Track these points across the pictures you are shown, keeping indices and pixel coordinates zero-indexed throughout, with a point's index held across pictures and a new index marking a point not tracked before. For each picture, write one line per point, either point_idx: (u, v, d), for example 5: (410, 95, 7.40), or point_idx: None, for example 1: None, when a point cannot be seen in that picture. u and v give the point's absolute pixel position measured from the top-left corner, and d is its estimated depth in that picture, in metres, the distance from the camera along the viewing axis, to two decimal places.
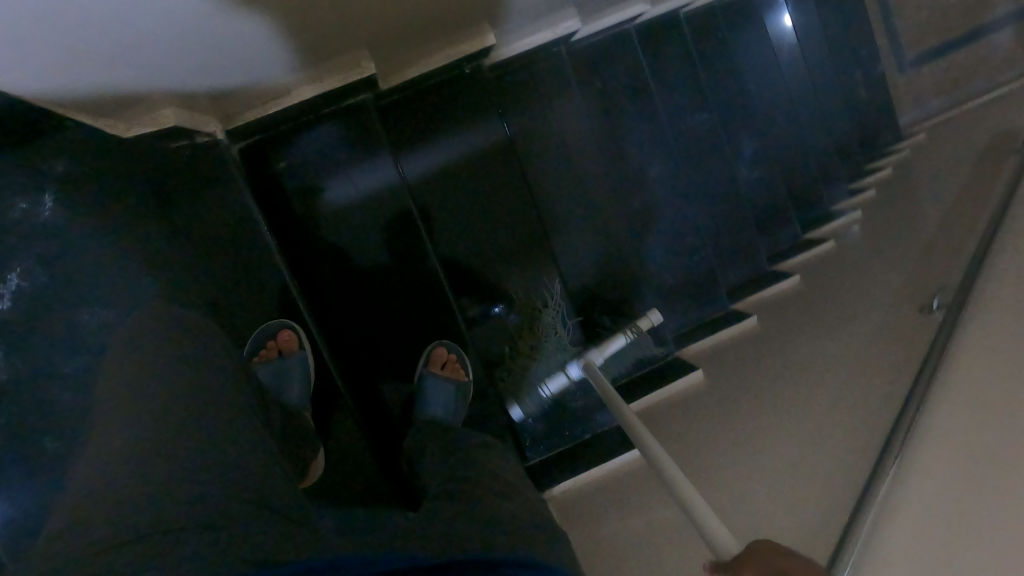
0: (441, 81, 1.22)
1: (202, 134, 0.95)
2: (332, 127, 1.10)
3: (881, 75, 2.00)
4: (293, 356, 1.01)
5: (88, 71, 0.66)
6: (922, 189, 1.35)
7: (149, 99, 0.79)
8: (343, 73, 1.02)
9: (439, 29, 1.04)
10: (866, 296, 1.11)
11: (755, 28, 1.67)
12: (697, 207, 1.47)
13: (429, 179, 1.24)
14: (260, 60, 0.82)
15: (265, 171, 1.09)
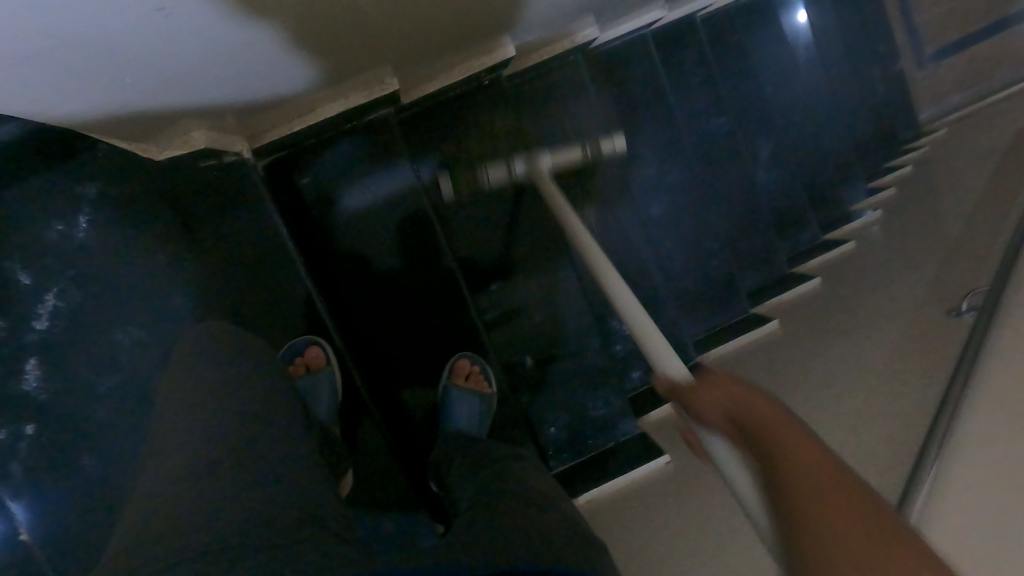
0: (458, 93, 1.28)
1: (230, 154, 1.03)
2: (354, 142, 1.16)
3: (897, 73, 2.19)
4: (321, 371, 1.08)
5: (118, 93, 0.72)
6: (947, 191, 1.39)
7: (177, 118, 0.86)
8: (366, 90, 1.07)
9: (456, 44, 1.07)
10: (888, 296, 1.11)
11: (770, 39, 1.87)
12: (718, 209, 1.58)
13: (446, 187, 1.29)
14: (275, 79, 0.88)
15: (288, 189, 1.14)
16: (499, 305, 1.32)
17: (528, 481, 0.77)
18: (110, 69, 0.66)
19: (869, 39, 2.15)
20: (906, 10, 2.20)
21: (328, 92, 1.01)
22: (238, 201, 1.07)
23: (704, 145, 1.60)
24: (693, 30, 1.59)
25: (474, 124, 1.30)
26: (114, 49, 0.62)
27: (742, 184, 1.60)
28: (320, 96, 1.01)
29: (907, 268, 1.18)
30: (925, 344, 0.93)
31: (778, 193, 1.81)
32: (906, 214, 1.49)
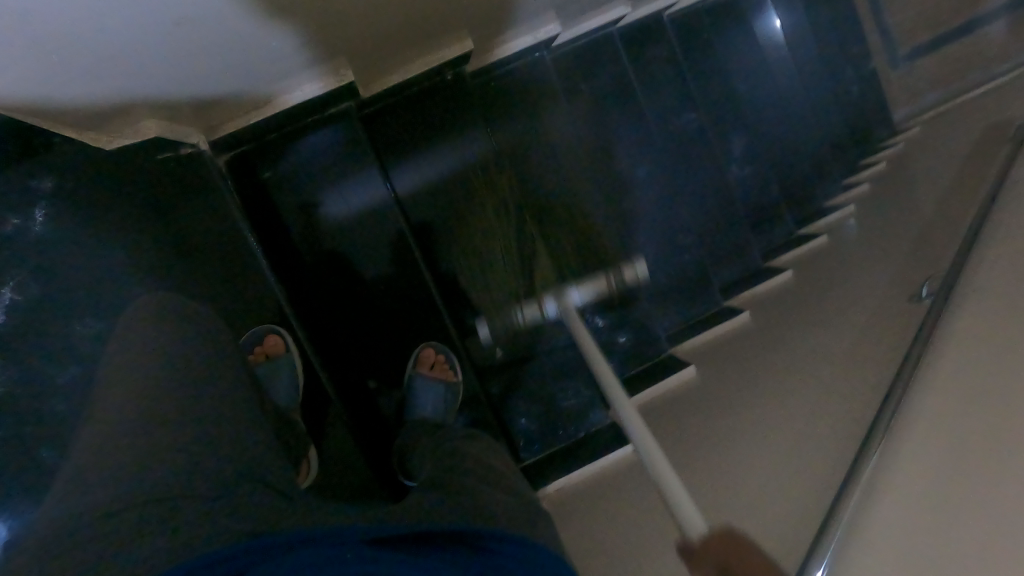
0: (421, 91, 1.30)
1: (184, 145, 1.02)
2: (318, 138, 1.20)
3: (872, 73, 2.22)
4: (282, 358, 1.10)
5: (72, 77, 0.72)
6: (921, 185, 1.42)
7: (130, 107, 0.86)
8: (324, 82, 1.10)
9: (415, 36, 1.08)
10: (856, 285, 1.13)
11: (742, 37, 1.90)
12: (691, 204, 1.60)
13: (418, 191, 1.32)
14: (230, 69, 0.88)
15: (252, 182, 1.19)
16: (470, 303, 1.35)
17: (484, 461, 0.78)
18: (52, 51, 0.65)
19: (842, 39, 2.19)
20: (878, 12, 2.24)
21: (286, 81, 1.02)
22: (198, 192, 1.06)
23: (678, 142, 1.62)
24: (663, 30, 1.62)
25: (443, 121, 1.32)
26: (64, 25, 0.62)
27: (716, 180, 1.62)
28: (277, 86, 1.02)
29: (876, 259, 1.19)
30: (888, 327, 0.94)
31: (753, 190, 1.83)
32: (878, 207, 1.51)
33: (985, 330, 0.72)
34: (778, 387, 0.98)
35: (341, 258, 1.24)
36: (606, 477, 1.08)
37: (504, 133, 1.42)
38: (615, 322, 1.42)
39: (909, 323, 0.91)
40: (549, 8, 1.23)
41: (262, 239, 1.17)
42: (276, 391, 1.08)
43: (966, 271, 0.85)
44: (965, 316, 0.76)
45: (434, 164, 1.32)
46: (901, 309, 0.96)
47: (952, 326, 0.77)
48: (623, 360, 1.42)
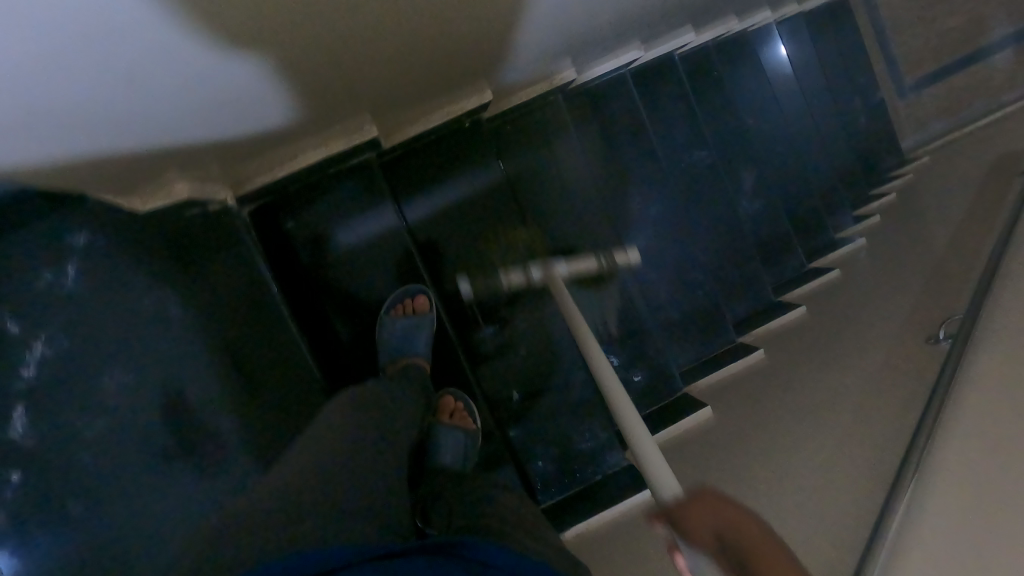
0: (438, 137, 1.33)
1: (213, 202, 1.11)
2: (338, 186, 1.24)
3: (879, 104, 2.24)
4: (424, 315, 1.24)
5: (119, 150, 0.76)
6: (932, 217, 1.42)
7: (162, 169, 0.90)
8: (347, 138, 1.14)
9: (430, 89, 1.11)
10: (870, 324, 1.13)
11: (749, 74, 1.94)
12: (703, 239, 1.61)
13: (435, 230, 1.34)
14: (248, 113, 0.84)
15: (274, 232, 1.24)
16: (493, 344, 1.35)
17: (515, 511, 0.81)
18: (68, 120, 0.62)
19: (849, 71, 2.22)
20: (884, 42, 2.26)
21: (307, 134, 1.04)
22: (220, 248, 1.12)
23: (689, 177, 1.63)
24: (673, 68, 1.64)
25: (459, 165, 1.35)
26: (104, 100, 0.62)
27: (727, 215, 1.63)
28: (300, 144, 1.07)
29: (890, 295, 1.18)
30: (907, 371, 0.93)
31: (765, 222, 1.83)
32: (890, 240, 1.51)
33: (1001, 383, 0.71)
34: (800, 435, 0.96)
35: (363, 298, 1.31)
36: (624, 525, 1.07)
37: (517, 166, 1.44)
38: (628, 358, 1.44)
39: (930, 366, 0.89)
40: (563, 55, 1.26)
41: (282, 285, 1.24)
42: (416, 342, 1.22)
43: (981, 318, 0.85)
44: (982, 366, 0.76)
45: (451, 204, 1.35)
46: (920, 352, 0.96)
47: (973, 379, 0.76)
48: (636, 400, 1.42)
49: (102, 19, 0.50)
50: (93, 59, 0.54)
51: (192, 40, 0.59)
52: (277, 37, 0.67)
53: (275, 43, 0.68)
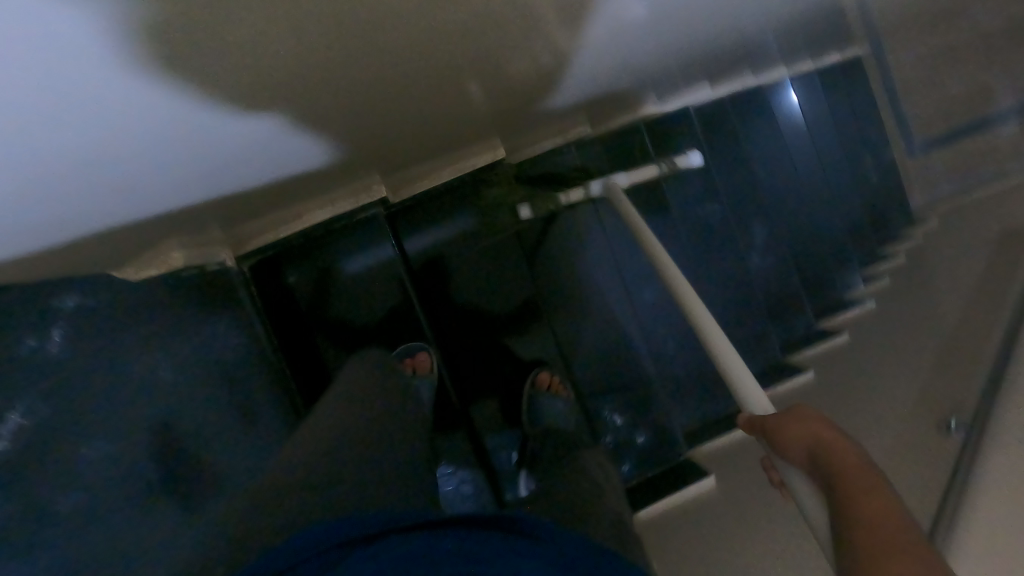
0: (443, 193, 1.37)
1: (213, 262, 1.17)
2: (339, 236, 1.29)
3: (891, 162, 2.24)
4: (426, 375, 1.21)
5: (143, 215, 0.80)
6: (942, 282, 1.39)
7: (164, 233, 0.93)
8: (354, 196, 1.23)
9: (434, 143, 1.09)
10: (879, 399, 1.09)
11: (762, 129, 1.94)
12: (711, 293, 1.59)
13: (438, 272, 1.36)
14: (288, 154, 0.80)
15: (277, 287, 1.29)
16: (487, 392, 1.36)
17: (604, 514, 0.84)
18: (104, 180, 0.61)
19: (861, 131, 2.23)
20: (897, 103, 2.27)
21: (308, 185, 1.02)
22: (214, 308, 1.16)
23: (697, 232, 1.62)
24: (686, 122, 1.65)
25: (462, 211, 1.37)
26: (137, 161, 0.60)
27: (735, 272, 1.61)
28: (302, 204, 1.11)
29: (899, 368, 1.15)
30: (918, 462, 0.90)
31: (774, 279, 1.80)
32: (897, 305, 1.48)
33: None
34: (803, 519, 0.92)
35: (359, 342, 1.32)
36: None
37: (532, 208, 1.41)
38: (631, 419, 1.38)
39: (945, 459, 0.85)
40: (567, 111, 1.26)
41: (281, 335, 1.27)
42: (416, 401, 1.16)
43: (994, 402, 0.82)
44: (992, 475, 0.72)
45: (454, 247, 1.37)
46: (933, 439, 0.92)
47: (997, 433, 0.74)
48: (639, 460, 1.36)
49: (137, 129, 0.52)
50: (102, 136, 0.51)
51: (220, 131, 0.61)
52: (298, 120, 0.68)
53: (296, 123, 0.69)
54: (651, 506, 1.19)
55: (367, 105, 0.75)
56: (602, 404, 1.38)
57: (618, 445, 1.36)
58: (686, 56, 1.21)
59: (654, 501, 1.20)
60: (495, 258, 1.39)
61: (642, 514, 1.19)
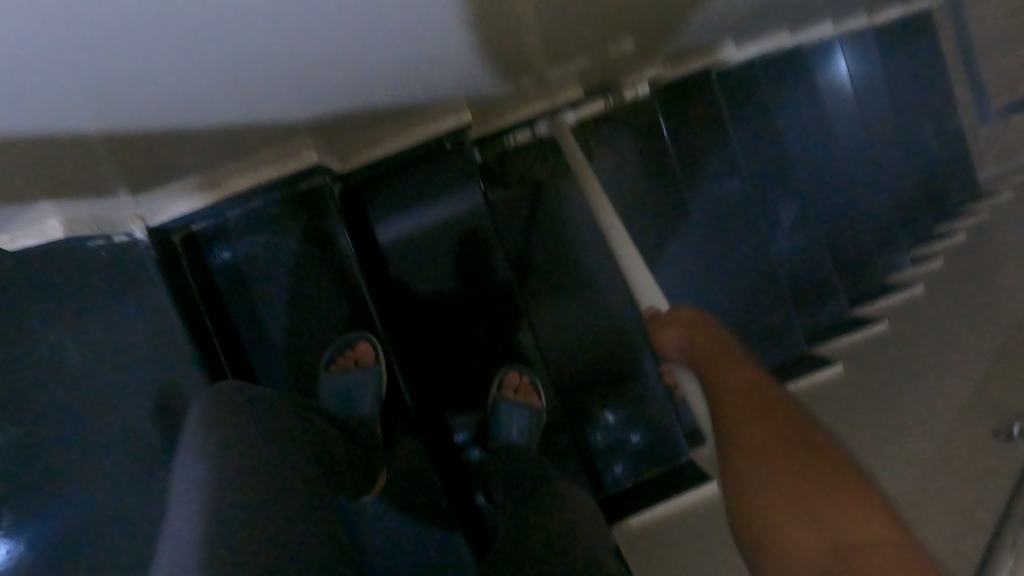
0: (410, 160, 1.09)
1: (95, 236, 0.85)
2: (273, 209, 1.02)
3: (955, 127, 1.96)
4: (369, 368, 1.02)
5: (184, 107, 0.59)
6: (1007, 267, 1.17)
7: (100, 178, 0.70)
8: (281, 162, 0.92)
9: (392, 115, 0.89)
10: (914, 412, 0.92)
11: (795, 93, 1.73)
12: (726, 279, 1.43)
13: (401, 253, 1.13)
14: (412, 77, 0.76)
15: (208, 266, 1.03)
16: (461, 399, 1.15)
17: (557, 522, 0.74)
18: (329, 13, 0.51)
19: (919, 94, 1.94)
20: (966, 60, 1.94)
21: (237, 160, 0.83)
22: (126, 291, 0.89)
23: (719, 211, 1.43)
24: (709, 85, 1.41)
25: (434, 185, 1.12)
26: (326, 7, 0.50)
27: (757, 257, 1.43)
28: (218, 169, 0.84)
29: (944, 371, 0.97)
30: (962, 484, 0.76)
31: (805, 264, 1.61)
32: (949, 292, 1.28)
33: None
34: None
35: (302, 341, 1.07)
36: None
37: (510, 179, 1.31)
38: (626, 416, 1.28)
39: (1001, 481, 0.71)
40: (555, 75, 1.05)
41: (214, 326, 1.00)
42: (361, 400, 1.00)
43: None
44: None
45: (420, 227, 1.13)
46: (982, 456, 0.77)
47: None
48: (630, 460, 1.25)
49: None
50: None
51: None
52: (340, 48, 0.58)
53: (330, 54, 0.59)
54: (642, 515, 1.08)
55: (433, 40, 0.66)
56: (590, 399, 1.28)
57: (611, 444, 1.27)
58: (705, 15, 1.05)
59: (645, 509, 1.09)
60: (471, 243, 1.14)
61: (632, 522, 1.08)
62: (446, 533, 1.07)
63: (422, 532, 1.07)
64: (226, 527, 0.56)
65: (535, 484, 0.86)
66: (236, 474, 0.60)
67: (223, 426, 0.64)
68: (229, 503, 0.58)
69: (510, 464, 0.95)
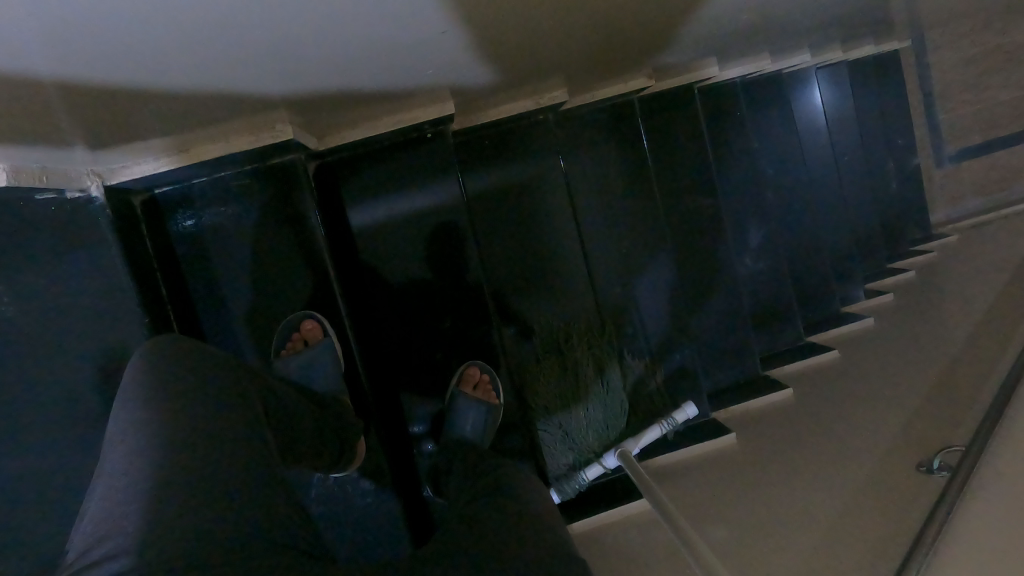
0: (388, 144, 1.08)
1: (45, 190, 0.75)
2: (244, 180, 0.99)
3: (916, 167, 2.04)
4: (320, 343, 0.99)
5: (164, 53, 0.54)
6: (948, 306, 1.24)
7: (55, 130, 0.65)
8: (254, 134, 0.87)
9: (374, 96, 0.87)
10: (854, 438, 0.96)
11: (770, 120, 1.78)
12: (692, 295, 1.46)
13: (369, 234, 1.11)
14: (394, 61, 0.74)
15: (167, 232, 0.99)
16: (420, 389, 1.14)
17: (502, 515, 0.73)
18: None
19: (886, 133, 2.02)
20: (930, 104, 2.02)
21: (208, 127, 0.79)
22: (73, 248, 0.81)
23: (691, 225, 1.45)
24: (690, 101, 1.42)
25: (410, 171, 1.10)
26: None
27: (723, 276, 1.46)
28: (188, 134, 0.80)
29: (887, 402, 1.01)
30: (892, 513, 0.80)
31: (765, 287, 1.66)
32: (898, 325, 1.33)
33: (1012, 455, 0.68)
34: (767, 542, 0.84)
35: (260, 314, 1.04)
36: None
37: (487, 177, 1.30)
38: None
39: (922, 505, 0.77)
40: (542, 75, 1.05)
41: (168, 294, 0.96)
42: (316, 381, 0.97)
43: (988, 476, 0.69)
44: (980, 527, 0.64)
45: (394, 212, 1.11)
46: (911, 484, 0.83)
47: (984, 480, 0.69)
48: None
49: None
50: None
51: None
52: (335, 16, 0.56)
53: (320, 25, 0.57)
54: (587, 518, 1.09)
55: (415, 32, 0.65)
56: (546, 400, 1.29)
57: None
58: (698, 31, 1.07)
59: (590, 513, 1.10)
60: (443, 233, 1.13)
61: (577, 525, 1.10)
62: (386, 520, 1.06)
63: (364, 517, 1.05)
64: (178, 495, 0.53)
65: (487, 473, 0.85)
66: (175, 444, 0.56)
67: (174, 398, 0.59)
68: (149, 482, 0.53)
69: (464, 456, 0.94)
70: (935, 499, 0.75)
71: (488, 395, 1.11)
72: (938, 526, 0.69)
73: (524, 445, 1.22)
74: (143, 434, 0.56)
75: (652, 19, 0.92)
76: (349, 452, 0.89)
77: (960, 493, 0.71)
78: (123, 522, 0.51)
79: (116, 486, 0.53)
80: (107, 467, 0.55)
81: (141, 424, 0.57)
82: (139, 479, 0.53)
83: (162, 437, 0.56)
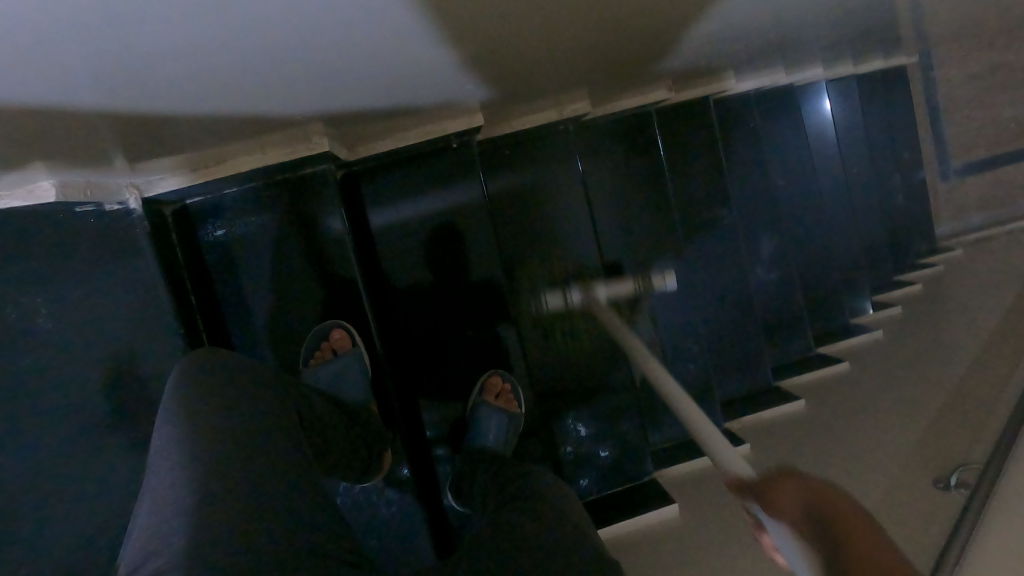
0: (413, 154, 1.09)
1: (85, 204, 0.77)
2: (274, 189, 0.99)
3: (922, 181, 2.06)
4: (347, 353, 0.99)
5: (217, 78, 0.55)
6: (958, 320, 1.25)
7: (99, 147, 0.65)
8: (290, 146, 0.88)
9: (406, 110, 0.87)
10: (870, 452, 0.97)
11: (780, 132, 1.79)
12: (703, 305, 1.47)
13: (394, 243, 1.12)
14: (430, 78, 0.75)
15: (198, 242, 0.99)
16: (442, 398, 1.15)
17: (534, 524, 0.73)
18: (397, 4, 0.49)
19: (894, 146, 2.04)
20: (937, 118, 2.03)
21: (245, 141, 0.80)
22: (107, 260, 0.82)
23: (704, 235, 1.46)
24: (705, 114, 1.43)
25: (435, 181, 1.11)
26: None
27: (735, 287, 1.47)
28: (223, 148, 0.80)
29: (901, 416, 1.02)
30: (912, 529, 0.80)
31: (775, 298, 1.67)
32: (906, 338, 1.35)
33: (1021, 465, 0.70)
34: None
35: (287, 323, 1.04)
36: None
37: (508, 186, 1.31)
38: (597, 430, 1.29)
39: (942, 521, 0.77)
40: (564, 87, 1.06)
41: (197, 304, 0.96)
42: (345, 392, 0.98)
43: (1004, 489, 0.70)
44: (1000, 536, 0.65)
45: (419, 221, 1.12)
46: (929, 500, 0.84)
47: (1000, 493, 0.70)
48: (600, 474, 1.27)
49: None
50: None
51: None
52: (382, 39, 0.56)
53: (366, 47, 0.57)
54: (606, 527, 1.10)
55: (451, 50, 0.66)
56: (564, 409, 1.30)
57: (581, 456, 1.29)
58: (718, 45, 1.08)
59: (609, 522, 1.11)
60: (467, 242, 1.13)
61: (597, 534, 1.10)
62: (410, 528, 1.07)
63: (388, 525, 1.07)
64: (221, 512, 0.52)
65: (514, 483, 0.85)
66: (217, 462, 0.56)
67: (216, 411, 0.60)
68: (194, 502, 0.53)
69: (488, 466, 0.94)
70: (957, 515, 0.76)
71: (510, 404, 1.11)
72: (963, 542, 0.70)
73: (543, 454, 1.22)
74: (188, 451, 0.56)
75: (676, 35, 0.93)
76: (377, 464, 0.90)
77: (981, 509, 0.72)
78: (169, 540, 0.50)
79: (162, 505, 0.53)
80: (153, 484, 0.55)
81: (186, 441, 0.57)
82: (183, 498, 0.53)
83: (206, 455, 0.56)
